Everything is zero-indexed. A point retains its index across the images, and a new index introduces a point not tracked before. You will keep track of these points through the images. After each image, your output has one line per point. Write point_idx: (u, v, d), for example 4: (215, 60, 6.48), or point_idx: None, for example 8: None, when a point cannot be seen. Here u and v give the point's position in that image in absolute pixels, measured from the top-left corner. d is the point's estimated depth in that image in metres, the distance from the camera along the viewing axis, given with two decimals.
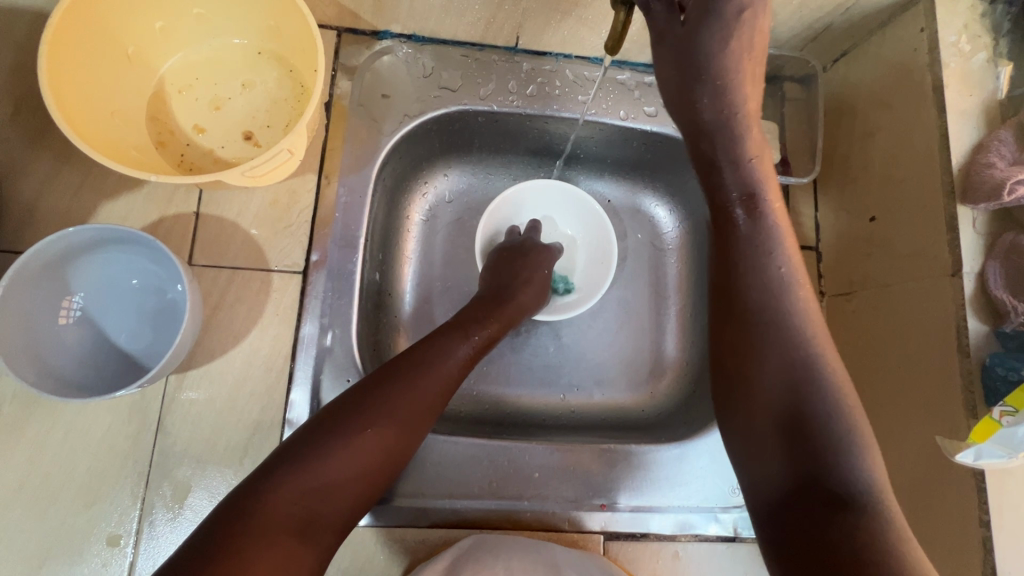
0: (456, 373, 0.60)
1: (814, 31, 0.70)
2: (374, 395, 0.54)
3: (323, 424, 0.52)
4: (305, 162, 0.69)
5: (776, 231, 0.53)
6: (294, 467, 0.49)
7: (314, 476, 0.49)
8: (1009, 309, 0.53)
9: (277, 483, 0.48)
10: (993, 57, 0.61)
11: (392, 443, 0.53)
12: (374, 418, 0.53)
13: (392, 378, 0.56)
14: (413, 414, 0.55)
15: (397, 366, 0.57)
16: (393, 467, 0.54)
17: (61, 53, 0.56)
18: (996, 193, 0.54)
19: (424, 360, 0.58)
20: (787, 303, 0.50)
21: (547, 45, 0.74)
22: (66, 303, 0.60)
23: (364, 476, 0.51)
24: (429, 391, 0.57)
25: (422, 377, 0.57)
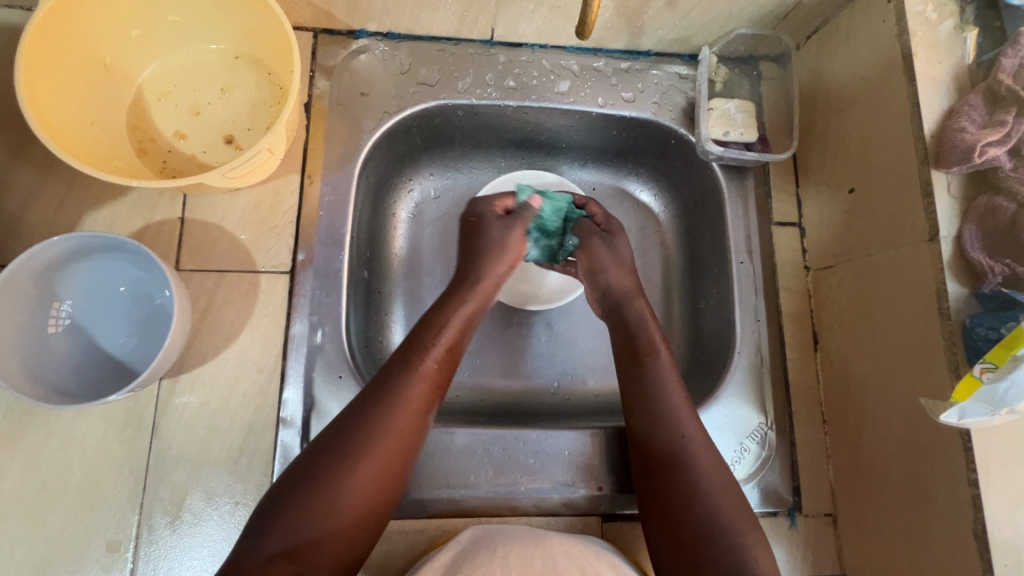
0: (426, 394, 0.58)
1: (783, 8, 0.71)
2: (342, 436, 0.53)
3: (296, 478, 0.51)
4: (287, 163, 0.70)
5: (668, 395, 0.61)
6: (269, 526, 0.49)
7: (291, 533, 0.48)
8: (986, 270, 0.54)
9: (260, 544, 0.48)
10: (959, 24, 0.61)
11: (368, 483, 0.52)
12: (346, 460, 0.52)
13: (361, 415, 0.54)
14: (385, 450, 0.54)
15: (363, 402, 0.56)
16: (380, 502, 0.54)
17: (39, 65, 0.57)
18: (968, 156, 0.55)
19: (388, 388, 0.56)
20: (678, 420, 0.60)
21: (521, 36, 0.75)
22: (54, 311, 0.61)
23: (349, 520, 0.51)
24: (400, 420, 0.55)
25: (391, 408, 0.55)
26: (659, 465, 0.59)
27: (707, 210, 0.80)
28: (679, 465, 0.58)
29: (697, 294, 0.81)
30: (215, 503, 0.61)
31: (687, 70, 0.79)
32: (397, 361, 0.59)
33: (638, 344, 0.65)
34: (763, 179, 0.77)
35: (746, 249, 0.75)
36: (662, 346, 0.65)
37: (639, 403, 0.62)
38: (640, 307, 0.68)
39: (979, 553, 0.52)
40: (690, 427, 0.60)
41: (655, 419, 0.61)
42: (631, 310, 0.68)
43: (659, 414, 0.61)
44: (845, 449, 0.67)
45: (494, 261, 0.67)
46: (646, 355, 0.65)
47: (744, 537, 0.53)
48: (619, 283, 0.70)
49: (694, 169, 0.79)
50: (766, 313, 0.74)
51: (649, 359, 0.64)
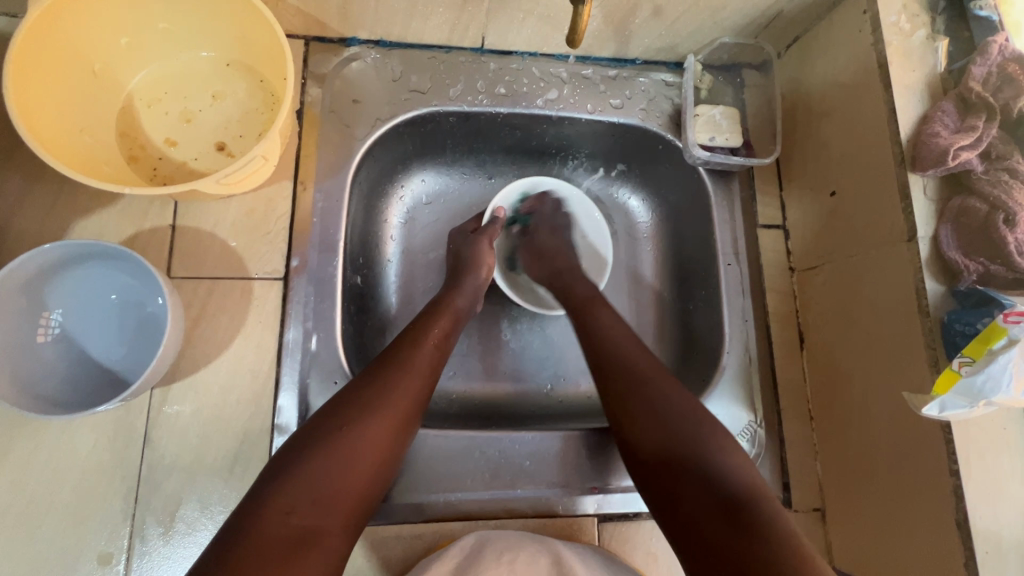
0: (432, 365, 0.61)
1: (765, 18, 0.73)
2: (353, 397, 0.55)
3: (312, 433, 0.52)
4: (280, 170, 0.70)
5: (626, 345, 0.64)
6: (286, 480, 0.48)
7: (311, 485, 0.48)
8: (963, 269, 0.57)
9: (277, 495, 0.47)
10: (932, 34, 0.64)
11: (383, 438, 0.54)
12: (361, 415, 0.53)
13: (372, 379, 0.57)
14: (397, 411, 0.55)
15: (373, 369, 0.58)
16: (389, 465, 0.54)
17: (28, 71, 0.57)
18: (942, 159, 0.57)
19: (398, 356, 0.59)
20: (650, 381, 0.60)
21: (511, 45, 0.76)
22: (43, 321, 0.60)
23: (363, 475, 0.51)
24: (411, 384, 0.58)
25: (401, 373, 0.58)
26: (637, 424, 0.58)
27: (694, 213, 0.82)
28: (652, 410, 0.57)
29: (687, 296, 0.83)
30: (209, 512, 0.60)
31: (673, 77, 0.81)
32: (404, 337, 0.63)
33: (576, 309, 0.71)
34: (748, 183, 0.79)
35: (733, 251, 0.77)
36: (599, 307, 0.70)
37: (601, 354, 0.64)
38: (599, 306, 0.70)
39: (961, 543, 0.54)
40: (655, 380, 0.60)
41: (628, 390, 0.60)
42: (598, 320, 0.68)
43: (632, 378, 0.60)
44: (832, 446, 0.69)
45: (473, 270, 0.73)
46: (583, 318, 0.69)
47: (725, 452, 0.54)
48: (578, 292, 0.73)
49: (681, 173, 0.81)
50: (753, 313, 0.76)
51: (591, 318, 0.69)
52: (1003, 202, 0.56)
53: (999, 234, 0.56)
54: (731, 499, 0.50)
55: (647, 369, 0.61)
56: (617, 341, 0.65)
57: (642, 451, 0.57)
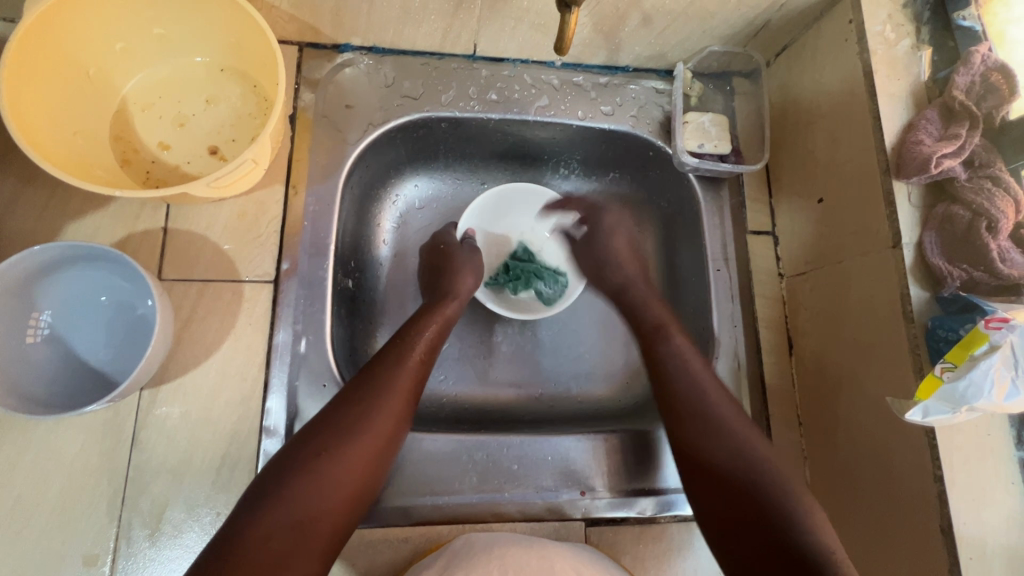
0: (415, 382, 0.62)
1: (753, 27, 0.74)
2: (334, 417, 0.55)
3: (292, 455, 0.52)
4: (272, 173, 0.71)
5: (701, 379, 0.64)
6: (266, 503, 0.49)
7: (292, 507, 0.49)
8: (946, 275, 0.57)
9: (257, 518, 0.48)
10: (916, 43, 0.65)
11: (363, 458, 0.54)
12: (342, 435, 0.54)
13: (353, 397, 0.57)
14: (378, 431, 0.56)
15: (355, 387, 0.59)
16: (369, 484, 0.55)
17: (23, 75, 0.57)
18: (925, 167, 0.58)
19: (380, 374, 0.60)
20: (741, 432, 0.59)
21: (503, 52, 0.77)
22: (33, 322, 0.60)
23: (343, 496, 0.52)
24: (393, 401, 0.58)
25: (383, 390, 0.58)
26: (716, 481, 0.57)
27: (684, 220, 0.82)
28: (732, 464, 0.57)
29: (677, 302, 0.83)
30: (196, 514, 0.61)
31: (663, 84, 0.82)
32: (387, 353, 0.63)
33: (650, 330, 0.71)
34: (737, 190, 0.80)
35: (722, 257, 0.78)
36: (674, 331, 0.69)
37: (678, 395, 0.63)
38: (641, 295, 0.76)
39: (946, 549, 0.54)
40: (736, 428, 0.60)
41: (704, 436, 0.60)
42: (646, 314, 0.73)
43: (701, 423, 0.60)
44: (820, 452, 0.69)
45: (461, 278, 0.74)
46: (657, 342, 0.69)
47: (811, 513, 0.53)
48: (621, 275, 0.78)
49: (671, 180, 0.82)
50: (742, 319, 0.76)
51: (664, 344, 0.68)
52: (985, 210, 0.57)
53: (983, 241, 0.56)
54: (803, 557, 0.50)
55: (726, 413, 0.61)
56: (684, 390, 0.63)
57: (710, 504, 0.57)
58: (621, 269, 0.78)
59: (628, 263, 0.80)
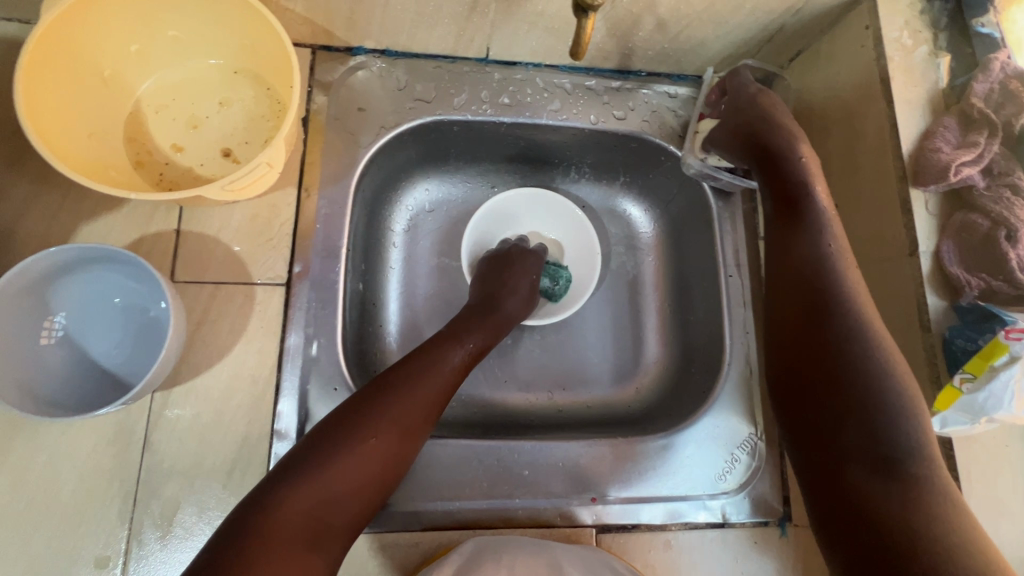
0: (455, 377, 0.63)
1: (768, 32, 0.74)
2: (375, 397, 0.57)
3: (331, 430, 0.54)
4: (285, 176, 0.70)
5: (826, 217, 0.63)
6: (299, 476, 0.51)
7: (325, 483, 0.51)
8: (963, 285, 0.57)
9: (292, 488, 0.50)
10: (933, 50, 0.65)
11: (395, 447, 0.56)
12: (380, 417, 0.56)
13: (394, 385, 0.58)
14: (417, 417, 0.58)
15: (398, 370, 0.60)
16: (397, 473, 0.57)
17: (38, 77, 0.57)
18: (944, 174, 0.58)
19: (427, 362, 0.62)
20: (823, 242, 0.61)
21: (516, 56, 0.77)
22: (47, 324, 0.60)
23: (372, 480, 0.54)
24: (432, 397, 0.60)
25: (425, 384, 0.60)
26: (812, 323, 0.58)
27: (696, 225, 0.82)
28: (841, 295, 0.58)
29: (688, 307, 0.83)
30: (207, 517, 0.60)
31: (676, 89, 0.81)
32: (433, 345, 0.64)
33: (794, 194, 0.65)
34: (750, 196, 0.80)
35: (734, 263, 0.77)
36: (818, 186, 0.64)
37: (803, 269, 0.61)
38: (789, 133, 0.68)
39: None
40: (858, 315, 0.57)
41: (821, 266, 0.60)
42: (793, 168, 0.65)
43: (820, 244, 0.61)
44: None
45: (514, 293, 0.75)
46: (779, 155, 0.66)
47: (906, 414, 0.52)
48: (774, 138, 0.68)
49: (683, 184, 0.82)
50: (754, 325, 0.75)
51: (807, 204, 0.63)
52: (1004, 219, 0.57)
53: (1003, 250, 0.56)
54: (887, 455, 0.51)
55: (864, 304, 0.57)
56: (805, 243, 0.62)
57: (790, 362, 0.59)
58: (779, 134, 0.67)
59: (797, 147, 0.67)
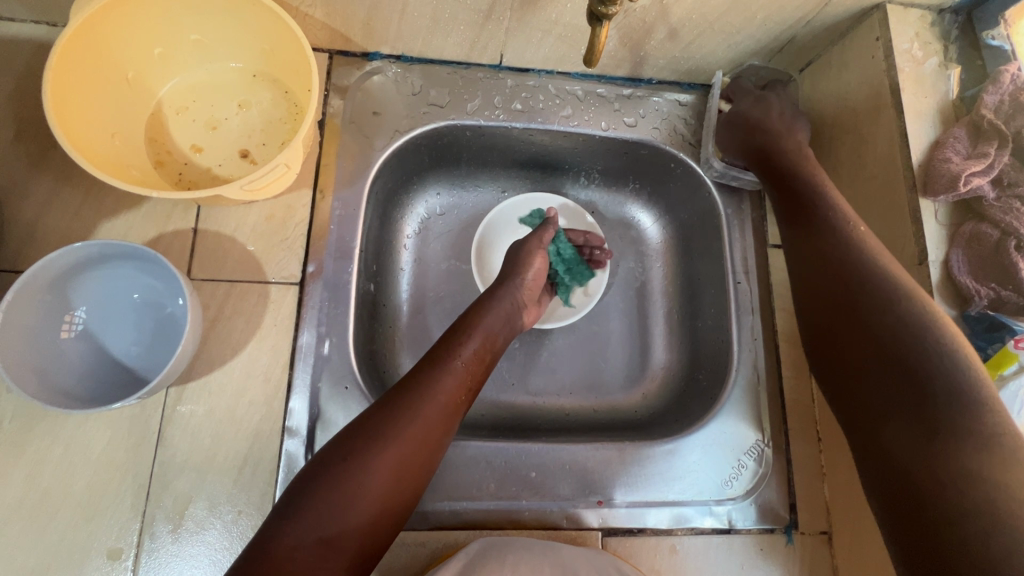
0: (456, 392, 0.61)
1: (779, 42, 0.75)
2: (369, 425, 0.55)
3: (323, 464, 0.53)
4: (300, 178, 0.72)
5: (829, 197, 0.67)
6: (295, 514, 0.50)
7: (320, 520, 0.50)
8: (973, 294, 0.57)
9: (288, 528, 0.49)
10: (944, 62, 0.66)
11: (394, 472, 0.54)
12: (375, 445, 0.54)
13: (390, 408, 0.57)
14: (415, 441, 0.56)
15: (395, 394, 0.58)
16: (403, 499, 0.55)
17: (64, 77, 0.59)
18: (953, 184, 0.58)
19: (422, 383, 0.59)
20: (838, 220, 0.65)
21: (529, 63, 0.78)
22: (67, 318, 0.62)
23: (372, 511, 0.52)
24: (431, 414, 0.57)
25: (419, 402, 0.57)
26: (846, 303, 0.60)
27: (704, 231, 0.82)
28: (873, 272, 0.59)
29: (695, 312, 0.83)
30: (217, 512, 0.61)
31: (686, 97, 0.82)
32: (431, 361, 0.62)
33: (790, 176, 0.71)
34: (759, 204, 0.80)
35: (742, 270, 0.78)
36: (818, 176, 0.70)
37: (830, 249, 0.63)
38: (775, 122, 0.75)
39: None
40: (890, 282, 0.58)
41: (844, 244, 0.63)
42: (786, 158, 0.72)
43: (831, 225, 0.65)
44: (839, 469, 0.69)
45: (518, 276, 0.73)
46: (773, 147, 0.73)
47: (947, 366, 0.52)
48: (770, 129, 0.75)
49: (692, 190, 0.82)
50: (762, 332, 0.76)
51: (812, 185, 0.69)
52: (1014, 229, 0.57)
53: (1011, 260, 0.56)
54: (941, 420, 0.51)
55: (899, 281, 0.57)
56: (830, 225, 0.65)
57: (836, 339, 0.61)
58: (769, 126, 0.75)
59: (784, 137, 0.74)
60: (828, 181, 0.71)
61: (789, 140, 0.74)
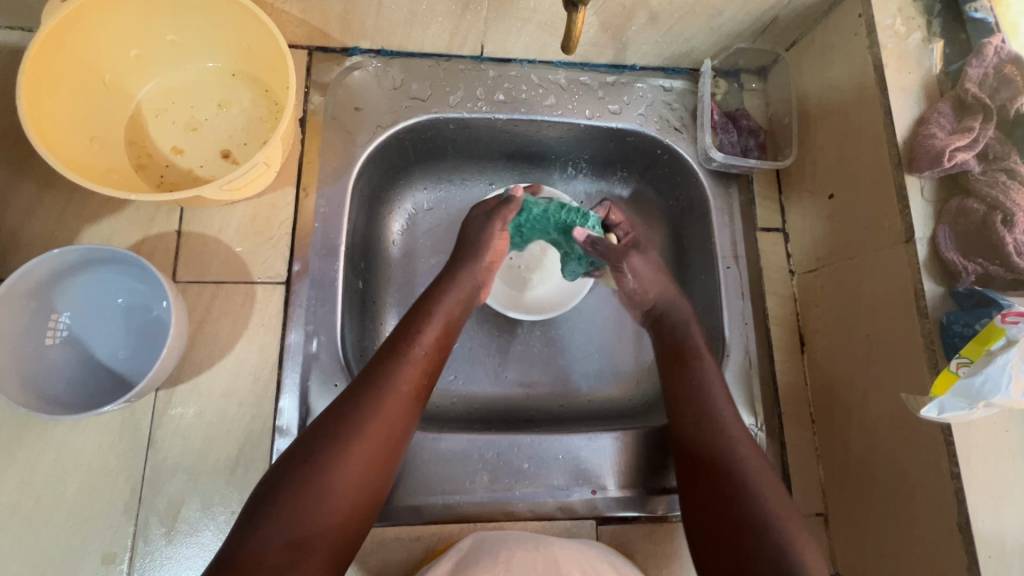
0: (413, 381, 0.60)
1: (762, 23, 0.74)
2: (328, 425, 0.55)
3: (286, 467, 0.53)
4: (283, 176, 0.71)
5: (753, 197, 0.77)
6: (261, 520, 0.50)
7: (287, 524, 0.49)
8: (962, 270, 0.57)
9: (253, 537, 0.49)
10: (927, 36, 0.64)
11: (356, 466, 0.54)
12: (335, 443, 0.54)
13: (347, 405, 0.56)
14: (375, 433, 0.56)
15: (352, 390, 0.58)
16: (369, 491, 0.55)
17: (38, 81, 0.58)
18: (938, 160, 0.57)
19: (378, 375, 0.59)
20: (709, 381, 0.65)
21: (510, 52, 0.77)
22: (52, 323, 0.61)
23: (341, 509, 0.52)
24: (390, 406, 0.57)
25: (375, 394, 0.57)
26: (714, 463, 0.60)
27: (693, 217, 0.82)
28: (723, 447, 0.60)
29: (687, 298, 0.82)
30: (211, 512, 0.61)
31: (671, 82, 0.82)
32: (386, 352, 0.62)
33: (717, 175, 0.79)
34: (747, 188, 0.80)
35: (732, 255, 0.77)
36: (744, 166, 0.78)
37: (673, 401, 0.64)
38: (717, 113, 0.80)
39: (965, 547, 0.53)
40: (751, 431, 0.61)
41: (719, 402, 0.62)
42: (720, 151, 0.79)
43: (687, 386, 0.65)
44: (833, 451, 0.69)
45: (478, 262, 0.70)
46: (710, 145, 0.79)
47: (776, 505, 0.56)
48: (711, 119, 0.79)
49: (681, 176, 0.82)
50: (753, 316, 0.75)
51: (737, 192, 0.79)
52: (1001, 203, 0.57)
53: (999, 235, 0.56)
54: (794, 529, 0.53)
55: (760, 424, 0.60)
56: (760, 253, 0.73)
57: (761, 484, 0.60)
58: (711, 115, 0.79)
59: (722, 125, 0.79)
60: (759, 166, 0.77)
61: (725, 129, 0.79)
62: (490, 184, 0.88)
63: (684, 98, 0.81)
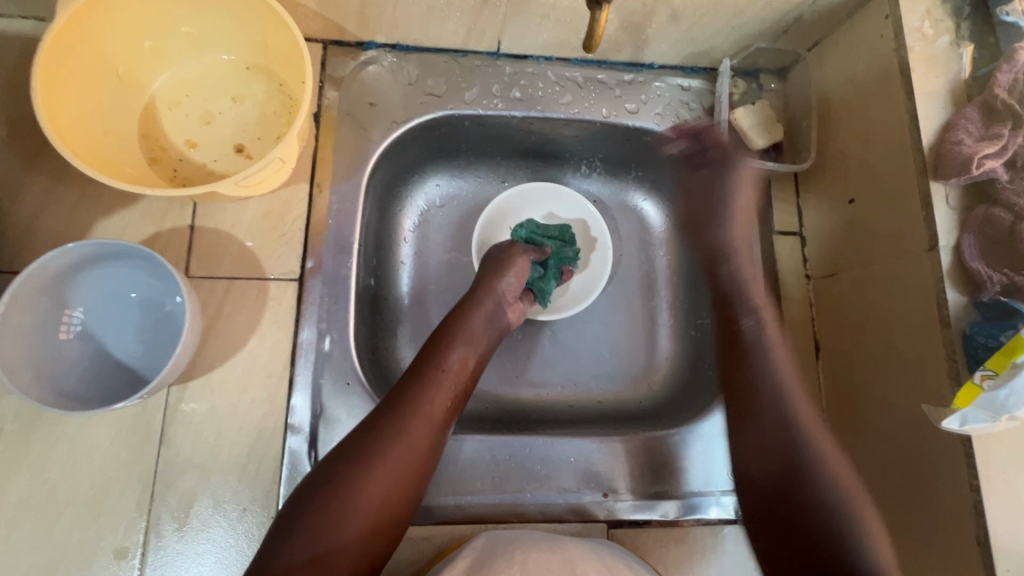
0: (442, 404, 0.60)
1: (785, 22, 0.73)
2: (358, 447, 0.55)
3: (315, 486, 0.53)
4: (297, 171, 0.71)
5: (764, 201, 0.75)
6: (287, 536, 0.50)
7: (311, 541, 0.50)
8: (985, 280, 0.56)
9: (279, 553, 0.49)
10: (955, 40, 0.63)
11: (384, 488, 0.54)
12: (365, 464, 0.54)
13: (377, 425, 0.57)
14: (404, 457, 0.55)
15: (382, 411, 0.58)
16: (395, 511, 0.54)
17: (53, 72, 0.58)
18: (965, 167, 0.56)
19: (408, 398, 0.59)
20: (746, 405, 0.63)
21: (528, 49, 0.76)
22: (65, 318, 0.61)
23: (364, 530, 0.52)
24: (419, 429, 0.57)
25: (405, 417, 0.57)
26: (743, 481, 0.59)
27: (708, 219, 0.81)
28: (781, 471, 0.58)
29: (700, 301, 0.82)
30: (223, 509, 0.61)
31: (689, 82, 0.80)
32: (416, 374, 0.61)
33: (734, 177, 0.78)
34: (764, 190, 0.79)
35: (747, 258, 0.76)
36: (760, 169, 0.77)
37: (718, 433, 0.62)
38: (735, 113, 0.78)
39: (983, 559, 0.53)
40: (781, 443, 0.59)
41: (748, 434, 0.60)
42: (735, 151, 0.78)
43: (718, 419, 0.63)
44: None
45: (501, 278, 0.70)
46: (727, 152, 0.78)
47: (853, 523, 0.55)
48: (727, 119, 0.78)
49: (696, 177, 0.81)
50: None
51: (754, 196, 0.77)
52: None
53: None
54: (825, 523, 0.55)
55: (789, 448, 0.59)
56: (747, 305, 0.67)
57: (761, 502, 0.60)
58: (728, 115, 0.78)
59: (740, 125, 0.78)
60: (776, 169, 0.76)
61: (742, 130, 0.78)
62: (503, 181, 0.87)
63: (701, 98, 0.80)
